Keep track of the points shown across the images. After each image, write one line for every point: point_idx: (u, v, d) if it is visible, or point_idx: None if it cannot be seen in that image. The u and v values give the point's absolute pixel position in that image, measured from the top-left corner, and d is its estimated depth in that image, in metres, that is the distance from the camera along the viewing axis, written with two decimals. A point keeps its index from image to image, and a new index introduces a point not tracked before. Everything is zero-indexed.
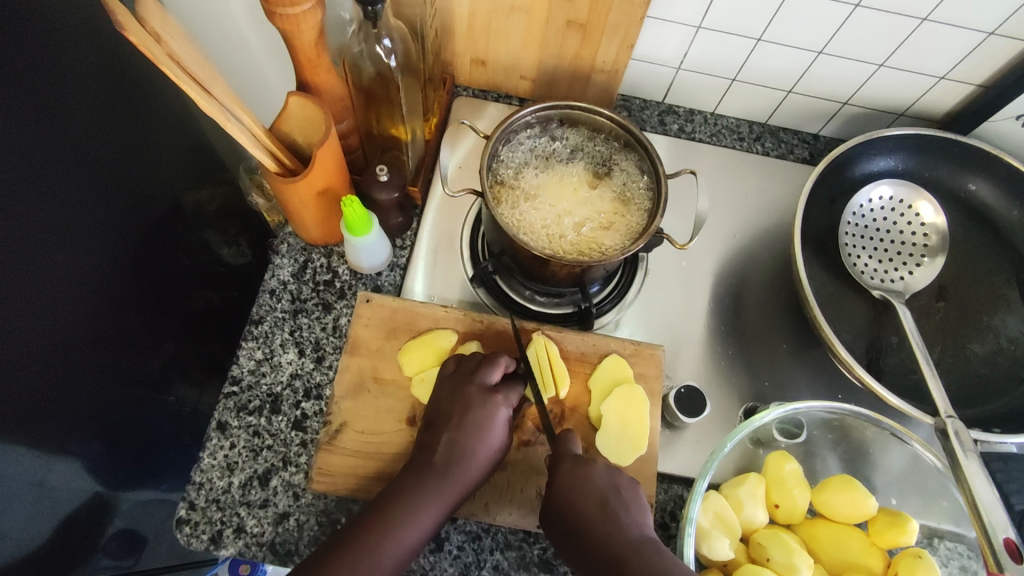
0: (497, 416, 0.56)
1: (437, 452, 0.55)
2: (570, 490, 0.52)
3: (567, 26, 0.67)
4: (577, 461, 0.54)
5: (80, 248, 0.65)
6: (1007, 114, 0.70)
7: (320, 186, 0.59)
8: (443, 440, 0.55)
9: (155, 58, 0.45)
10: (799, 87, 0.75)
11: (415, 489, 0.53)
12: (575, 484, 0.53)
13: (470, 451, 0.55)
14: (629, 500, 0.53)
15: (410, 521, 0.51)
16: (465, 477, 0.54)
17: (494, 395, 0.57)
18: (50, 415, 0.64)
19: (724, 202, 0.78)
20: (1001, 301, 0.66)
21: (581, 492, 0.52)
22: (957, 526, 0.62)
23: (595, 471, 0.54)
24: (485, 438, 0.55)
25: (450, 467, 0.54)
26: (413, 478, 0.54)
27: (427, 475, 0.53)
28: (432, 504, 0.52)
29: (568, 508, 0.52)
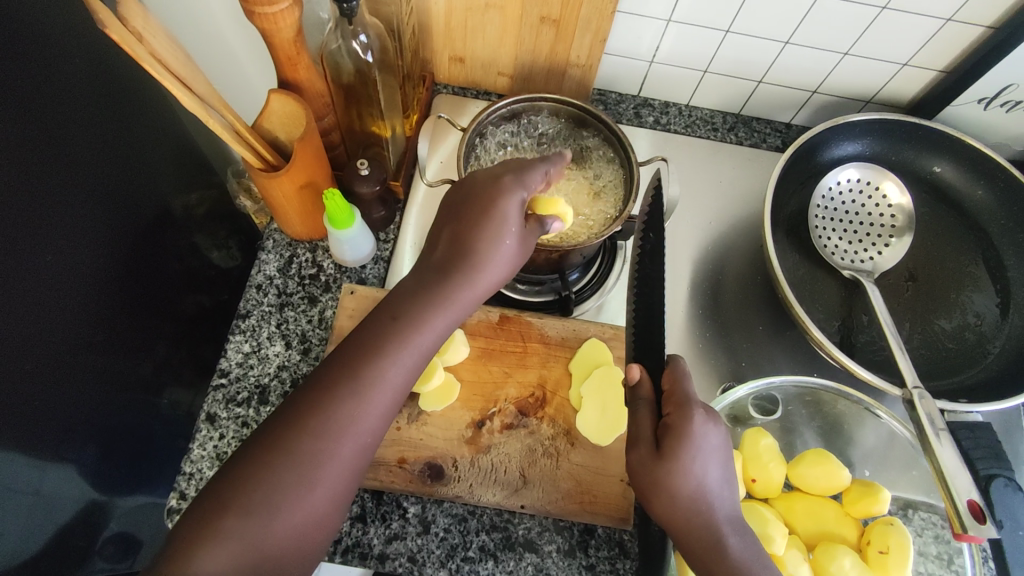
0: (510, 203, 0.50)
1: (435, 253, 0.51)
2: (684, 449, 0.48)
3: (540, 22, 0.69)
4: (708, 422, 0.49)
5: (68, 251, 0.66)
6: (969, 98, 0.72)
7: (303, 179, 0.61)
8: (442, 240, 0.51)
9: (137, 56, 0.46)
10: (769, 77, 0.77)
11: (414, 290, 0.49)
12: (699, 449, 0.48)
13: (469, 243, 0.49)
14: (729, 475, 0.50)
15: (408, 319, 0.47)
16: (467, 287, 0.49)
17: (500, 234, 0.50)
18: (41, 414, 0.65)
19: (699, 191, 0.80)
20: (967, 279, 0.69)
21: (708, 457, 0.49)
22: (928, 496, 0.63)
23: (713, 439, 0.49)
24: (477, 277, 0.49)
25: (452, 264, 0.49)
26: (412, 279, 0.50)
27: (426, 273, 0.50)
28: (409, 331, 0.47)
29: (691, 480, 0.48)
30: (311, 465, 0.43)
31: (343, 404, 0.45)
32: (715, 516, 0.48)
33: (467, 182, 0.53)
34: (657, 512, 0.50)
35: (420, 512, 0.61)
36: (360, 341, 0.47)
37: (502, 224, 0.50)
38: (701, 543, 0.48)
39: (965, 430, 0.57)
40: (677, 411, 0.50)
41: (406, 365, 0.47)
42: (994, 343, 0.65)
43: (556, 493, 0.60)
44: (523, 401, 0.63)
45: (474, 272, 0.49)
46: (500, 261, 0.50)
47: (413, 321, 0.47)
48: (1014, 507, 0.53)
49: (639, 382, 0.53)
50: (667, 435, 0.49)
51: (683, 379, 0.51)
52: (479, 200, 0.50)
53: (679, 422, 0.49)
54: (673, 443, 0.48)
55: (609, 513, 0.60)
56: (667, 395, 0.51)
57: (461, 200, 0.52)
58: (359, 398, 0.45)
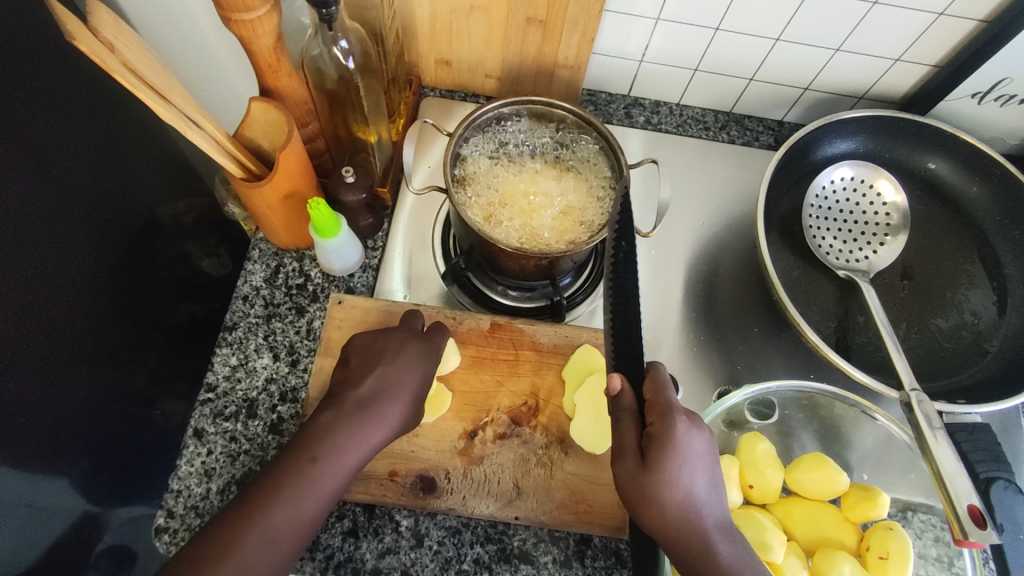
0: (418, 362, 0.58)
1: (362, 388, 0.56)
2: (673, 460, 0.47)
3: (527, 23, 0.68)
4: (691, 432, 0.49)
5: (53, 265, 0.65)
6: (963, 93, 0.71)
7: (287, 188, 0.60)
8: (366, 380, 0.56)
9: (109, 68, 0.45)
10: (760, 75, 0.76)
11: (333, 424, 0.53)
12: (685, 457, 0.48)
13: (393, 389, 0.56)
14: (715, 480, 0.50)
15: (329, 459, 0.52)
16: (389, 413, 0.55)
17: (413, 339, 0.59)
18: (29, 433, 0.63)
19: (691, 191, 0.79)
20: (964, 276, 0.68)
21: (692, 464, 0.48)
22: (928, 498, 0.63)
23: (698, 445, 0.49)
24: (408, 382, 0.57)
25: (371, 402, 0.55)
26: (332, 414, 0.54)
27: (347, 407, 0.54)
28: (344, 437, 0.53)
29: (679, 488, 0.47)
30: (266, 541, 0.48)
31: (277, 518, 0.49)
32: (704, 522, 0.48)
33: (390, 341, 0.59)
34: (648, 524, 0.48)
35: (413, 525, 0.60)
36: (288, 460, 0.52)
37: (382, 421, 0.55)
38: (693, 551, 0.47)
39: (963, 432, 0.56)
40: (661, 420, 0.49)
41: (326, 488, 0.51)
42: (992, 342, 0.64)
43: (551, 503, 0.59)
44: (517, 410, 0.62)
45: (393, 402, 0.55)
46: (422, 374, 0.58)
47: (332, 462, 0.52)
48: (1015, 510, 0.52)
49: (619, 395, 0.50)
50: (653, 444, 0.48)
51: (665, 388, 0.50)
52: (408, 355, 0.58)
53: (664, 431, 0.48)
54: (660, 452, 0.47)
55: (604, 523, 0.59)
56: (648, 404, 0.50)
57: (373, 350, 0.58)
58: (291, 506, 0.50)
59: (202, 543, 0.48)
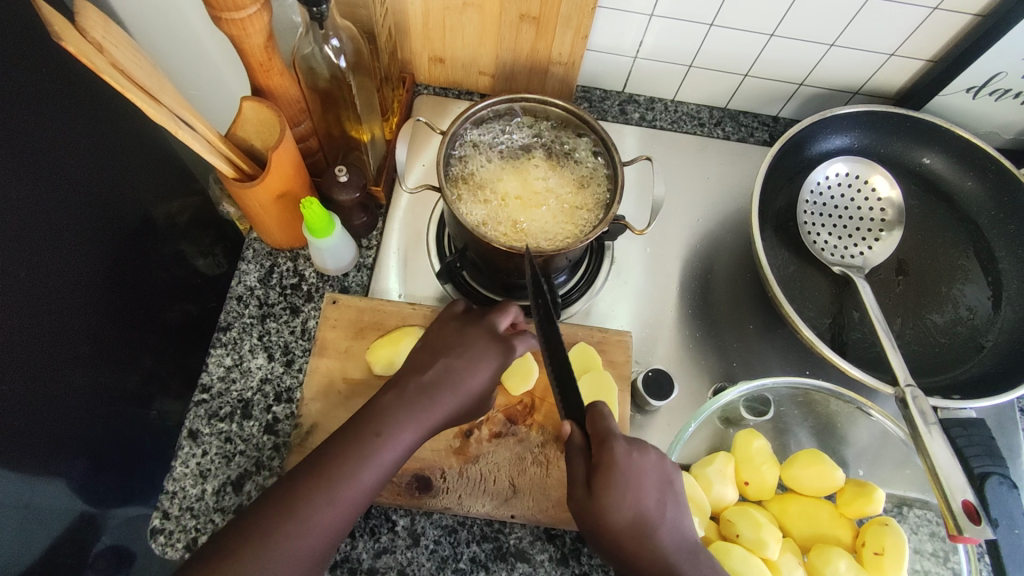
0: (490, 356, 0.55)
1: (427, 374, 0.53)
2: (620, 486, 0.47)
3: (520, 20, 0.68)
4: (632, 456, 0.48)
5: (47, 265, 0.64)
6: (957, 88, 0.71)
7: (280, 188, 0.60)
8: (435, 364, 0.54)
9: (98, 68, 0.44)
10: (754, 70, 0.76)
11: (394, 405, 0.51)
12: (631, 480, 0.47)
13: (458, 379, 0.54)
14: (674, 500, 0.49)
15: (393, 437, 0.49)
16: (447, 404, 0.53)
17: (500, 338, 0.56)
18: (24, 434, 0.63)
19: (687, 187, 0.79)
20: (959, 271, 0.68)
21: (640, 489, 0.47)
22: (923, 493, 0.63)
23: (648, 463, 0.49)
24: (474, 374, 0.54)
25: (435, 390, 0.53)
26: (395, 395, 0.52)
27: (411, 391, 0.52)
28: (410, 421, 0.51)
29: (628, 511, 0.47)
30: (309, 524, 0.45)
31: (320, 512, 0.45)
32: (665, 551, 0.47)
33: (457, 336, 0.57)
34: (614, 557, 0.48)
35: (410, 525, 0.60)
36: (345, 437, 0.49)
37: (446, 409, 0.53)
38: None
39: (958, 427, 0.56)
40: (602, 449, 0.48)
41: (377, 472, 0.48)
42: (987, 337, 0.64)
43: (548, 502, 0.59)
44: (512, 409, 0.62)
45: (457, 391, 0.53)
46: (485, 368, 0.55)
47: (390, 442, 0.49)
48: (1009, 505, 0.52)
49: (570, 438, 0.49)
50: (597, 475, 0.47)
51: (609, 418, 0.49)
52: (472, 347, 0.56)
53: (606, 460, 0.47)
54: (603, 479, 0.47)
55: None
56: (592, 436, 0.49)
57: (444, 340, 0.57)
58: (350, 482, 0.47)
59: (244, 523, 0.45)
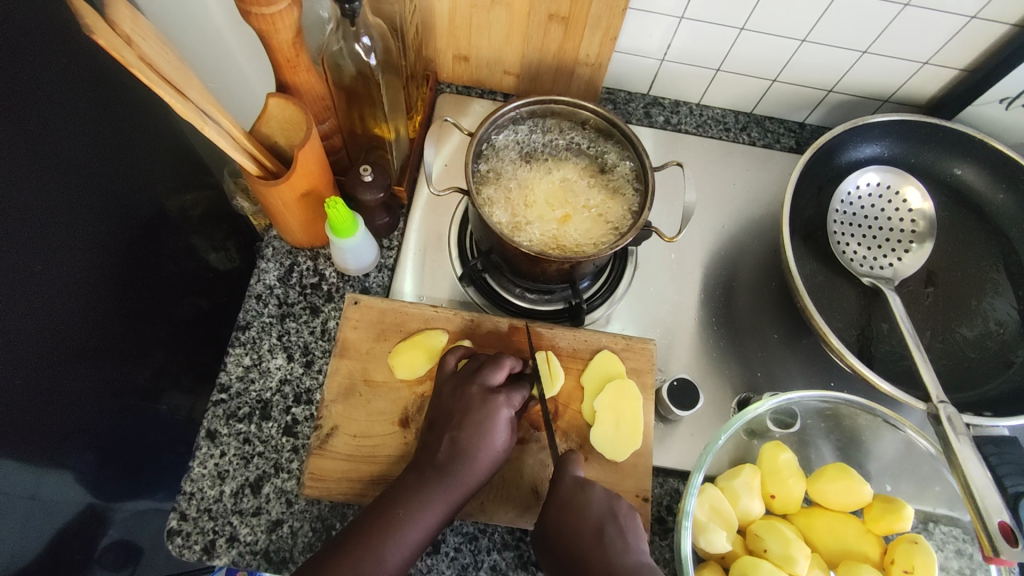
0: (497, 417, 0.54)
1: (439, 452, 0.53)
2: (562, 510, 0.50)
3: (549, 20, 0.67)
4: (572, 488, 0.51)
5: (59, 256, 0.63)
6: (991, 98, 0.70)
7: (304, 187, 0.59)
8: (445, 439, 0.54)
9: (127, 61, 0.43)
10: (784, 76, 0.75)
11: (417, 487, 0.52)
12: (574, 506, 0.50)
13: (471, 449, 0.53)
14: (626, 526, 0.50)
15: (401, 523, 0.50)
16: (466, 476, 0.53)
17: (495, 395, 0.55)
18: (35, 427, 0.62)
19: (712, 193, 0.78)
20: (989, 285, 0.67)
21: (578, 515, 0.50)
22: (951, 510, 0.62)
23: (591, 493, 0.51)
24: (488, 440, 0.54)
25: (451, 466, 0.52)
26: (416, 477, 0.53)
27: (429, 474, 0.52)
28: (430, 502, 0.51)
29: (565, 534, 0.49)
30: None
31: None
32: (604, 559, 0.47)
33: (455, 395, 0.56)
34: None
35: None
36: (362, 526, 0.50)
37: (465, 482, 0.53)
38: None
39: (991, 445, 0.55)
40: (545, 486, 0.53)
41: (399, 558, 0.49)
42: (1018, 352, 0.63)
43: None
44: (534, 415, 0.61)
45: (470, 464, 0.53)
46: (499, 432, 0.54)
47: (401, 525, 0.50)
48: None
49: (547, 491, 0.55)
50: (549, 510, 0.51)
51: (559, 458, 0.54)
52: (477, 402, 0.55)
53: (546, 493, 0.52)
54: (549, 512, 0.51)
55: None
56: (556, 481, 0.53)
57: (449, 404, 0.56)
58: (375, 565, 0.48)
59: None
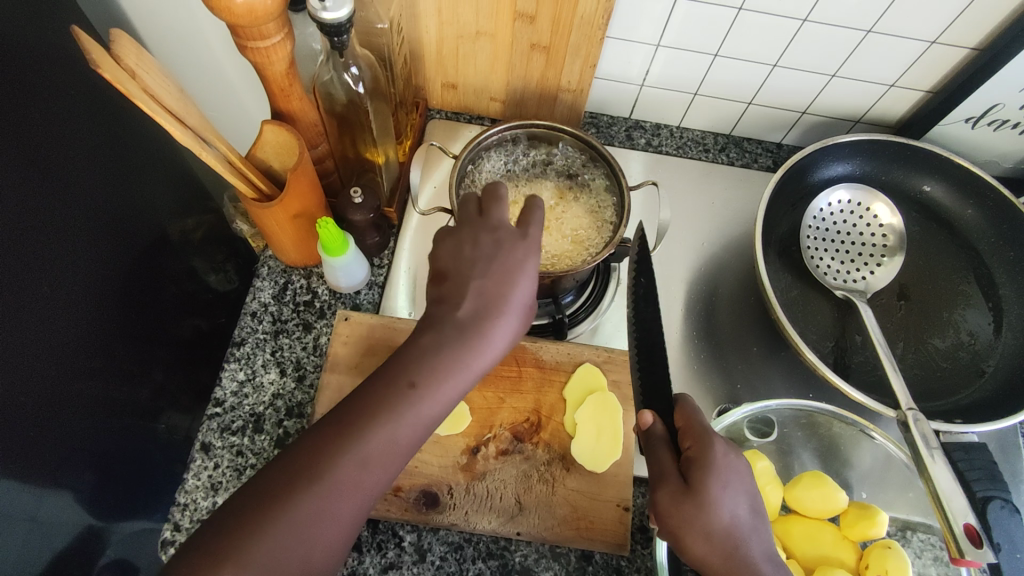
0: (524, 262, 0.47)
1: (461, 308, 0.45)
2: (722, 479, 0.48)
3: (531, 49, 0.70)
4: (724, 453, 0.50)
5: (61, 278, 0.66)
6: (957, 118, 0.73)
7: (296, 209, 0.62)
8: (465, 294, 0.45)
9: (129, 93, 0.46)
10: (759, 99, 0.78)
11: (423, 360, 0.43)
12: (731, 477, 0.49)
13: (488, 312, 0.45)
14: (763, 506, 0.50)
15: (430, 385, 0.43)
16: (482, 357, 0.45)
17: (520, 238, 0.48)
18: (36, 445, 0.64)
19: (691, 212, 0.81)
20: (960, 297, 0.69)
21: (738, 490, 0.49)
22: (926, 517, 0.63)
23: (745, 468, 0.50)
24: (510, 288, 0.46)
25: (474, 323, 0.45)
26: (432, 340, 0.44)
27: (444, 335, 0.44)
28: (452, 365, 0.44)
29: (725, 510, 0.47)
30: (348, 492, 0.41)
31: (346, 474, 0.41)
32: (740, 534, 0.47)
33: (475, 242, 0.47)
34: (684, 541, 0.47)
35: (417, 541, 0.61)
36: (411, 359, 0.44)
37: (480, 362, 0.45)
38: (723, 566, 0.47)
39: (960, 452, 0.57)
40: (696, 444, 0.51)
41: (414, 431, 0.43)
42: (989, 361, 0.65)
43: (553, 520, 0.60)
44: (519, 426, 0.63)
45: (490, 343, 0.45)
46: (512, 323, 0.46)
47: (432, 391, 0.43)
48: (1011, 529, 0.53)
49: (653, 428, 0.53)
50: (689, 467, 0.49)
51: (696, 415, 0.53)
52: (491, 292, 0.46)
53: (700, 454, 0.50)
54: (708, 476, 0.48)
55: (606, 539, 0.59)
56: (682, 431, 0.52)
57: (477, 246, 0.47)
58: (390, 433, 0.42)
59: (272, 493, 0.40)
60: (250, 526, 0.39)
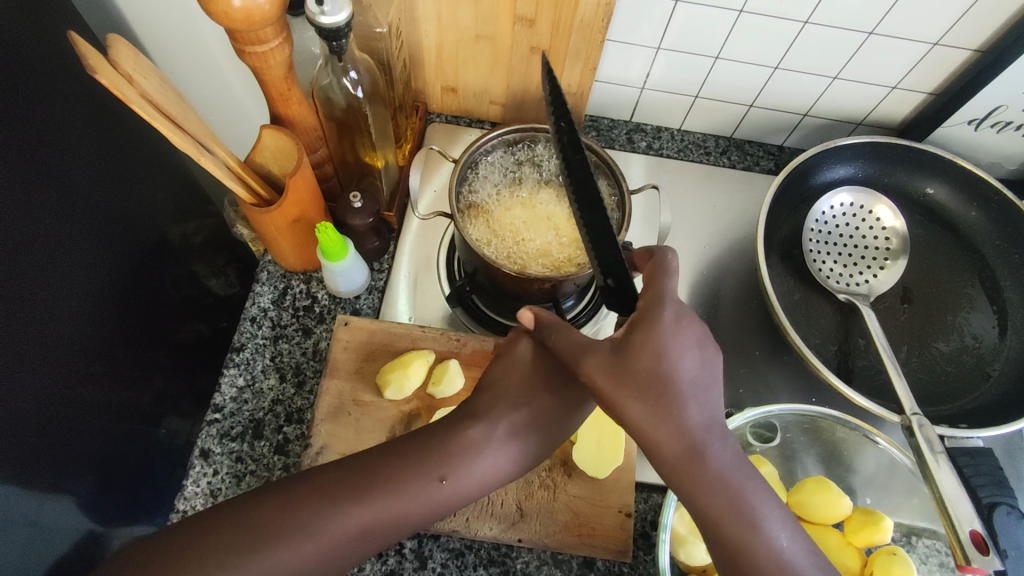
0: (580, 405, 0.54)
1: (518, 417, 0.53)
2: (654, 346, 0.44)
3: (530, 52, 0.70)
4: (680, 323, 0.45)
5: (61, 283, 0.66)
6: (959, 119, 0.72)
7: (295, 214, 0.61)
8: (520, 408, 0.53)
9: (127, 99, 0.46)
10: (760, 101, 0.78)
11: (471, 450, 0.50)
12: (660, 342, 0.44)
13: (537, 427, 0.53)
14: (708, 365, 0.45)
15: (457, 484, 0.49)
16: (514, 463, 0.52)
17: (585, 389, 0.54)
18: (36, 451, 0.63)
19: (693, 215, 0.80)
20: (964, 300, 0.68)
21: (668, 357, 0.44)
22: (932, 522, 0.62)
23: (683, 336, 0.44)
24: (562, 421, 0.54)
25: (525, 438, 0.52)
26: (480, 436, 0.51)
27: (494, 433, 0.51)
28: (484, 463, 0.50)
29: (653, 375, 0.43)
30: (329, 542, 0.46)
31: (331, 524, 0.47)
32: (690, 423, 0.42)
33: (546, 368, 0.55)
34: (629, 417, 0.44)
35: (417, 547, 0.60)
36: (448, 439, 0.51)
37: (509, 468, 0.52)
38: (675, 460, 0.42)
39: (966, 457, 0.56)
40: (648, 305, 0.46)
41: (420, 516, 0.48)
42: (993, 365, 0.64)
43: (554, 526, 0.59)
44: None
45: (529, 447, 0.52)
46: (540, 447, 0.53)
47: (460, 485, 0.49)
48: (1018, 536, 0.52)
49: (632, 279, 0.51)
50: (636, 328, 0.45)
51: (665, 272, 0.48)
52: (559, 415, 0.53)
53: (645, 315, 0.45)
54: (636, 339, 0.44)
55: (607, 545, 0.59)
56: (645, 286, 0.48)
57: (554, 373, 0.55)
58: (390, 507, 0.48)
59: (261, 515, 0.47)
60: (236, 553, 0.45)
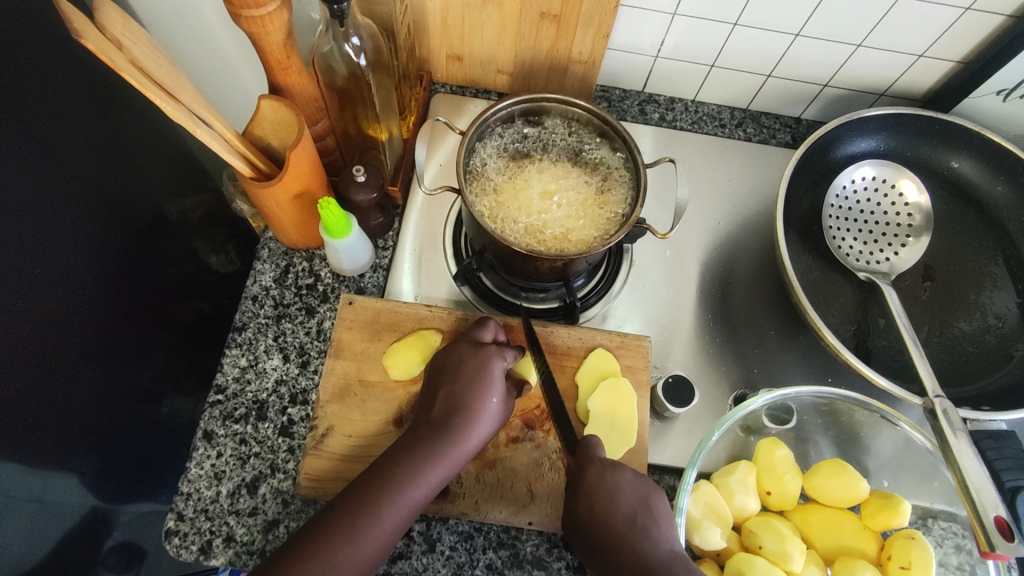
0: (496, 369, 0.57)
1: (434, 409, 0.55)
2: (596, 501, 0.50)
3: (540, 18, 0.67)
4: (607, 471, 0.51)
5: (58, 259, 0.63)
6: (988, 90, 0.70)
7: (297, 188, 0.59)
8: (441, 394, 0.56)
9: (116, 65, 0.43)
10: (778, 70, 0.74)
11: (410, 447, 0.53)
12: (603, 494, 0.50)
13: (463, 402, 0.55)
14: (655, 513, 0.50)
15: (415, 477, 0.51)
16: (464, 432, 0.54)
17: (488, 347, 0.58)
18: (38, 430, 0.62)
19: (707, 190, 0.78)
20: (987, 278, 0.66)
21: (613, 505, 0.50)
22: (950, 505, 0.61)
23: (622, 479, 0.51)
24: (484, 393, 0.55)
25: (448, 422, 0.54)
26: (410, 437, 0.54)
27: (424, 430, 0.54)
28: (433, 459, 0.52)
29: (607, 529, 0.49)
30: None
31: (338, 556, 0.47)
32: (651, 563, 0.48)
33: (466, 355, 0.58)
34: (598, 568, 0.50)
35: (426, 530, 0.59)
36: (394, 461, 0.52)
37: (464, 445, 0.54)
38: None
39: (989, 440, 0.54)
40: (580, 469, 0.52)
41: (399, 516, 0.50)
42: (1017, 346, 0.62)
43: None
44: (530, 414, 0.61)
45: (468, 418, 0.54)
46: (489, 419, 0.55)
47: (413, 476, 0.51)
48: None
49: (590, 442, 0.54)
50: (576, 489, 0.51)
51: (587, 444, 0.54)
52: (468, 382, 0.56)
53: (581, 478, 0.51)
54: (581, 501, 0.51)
55: None
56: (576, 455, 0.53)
57: (456, 366, 0.57)
58: (372, 523, 0.49)
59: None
60: None
